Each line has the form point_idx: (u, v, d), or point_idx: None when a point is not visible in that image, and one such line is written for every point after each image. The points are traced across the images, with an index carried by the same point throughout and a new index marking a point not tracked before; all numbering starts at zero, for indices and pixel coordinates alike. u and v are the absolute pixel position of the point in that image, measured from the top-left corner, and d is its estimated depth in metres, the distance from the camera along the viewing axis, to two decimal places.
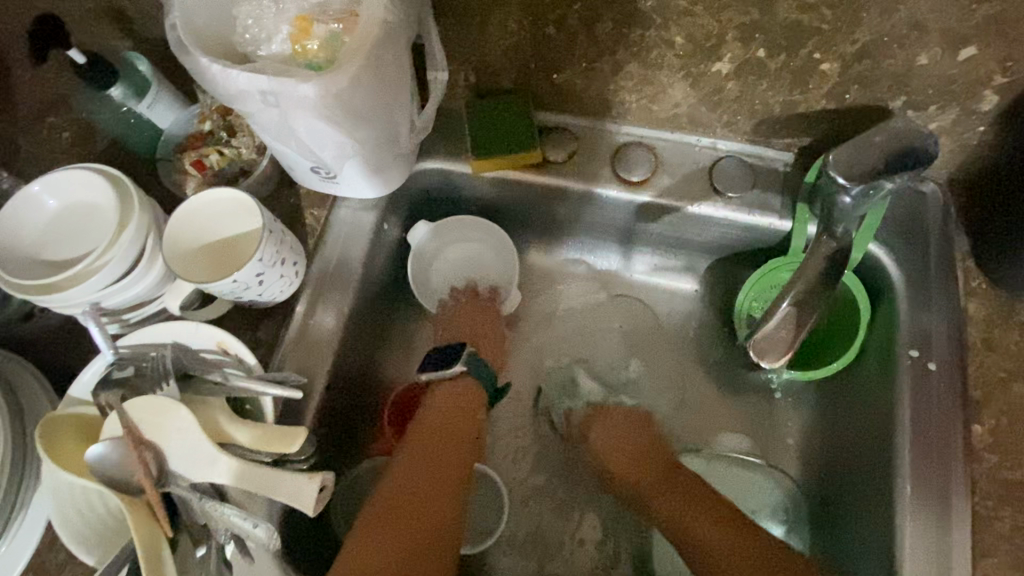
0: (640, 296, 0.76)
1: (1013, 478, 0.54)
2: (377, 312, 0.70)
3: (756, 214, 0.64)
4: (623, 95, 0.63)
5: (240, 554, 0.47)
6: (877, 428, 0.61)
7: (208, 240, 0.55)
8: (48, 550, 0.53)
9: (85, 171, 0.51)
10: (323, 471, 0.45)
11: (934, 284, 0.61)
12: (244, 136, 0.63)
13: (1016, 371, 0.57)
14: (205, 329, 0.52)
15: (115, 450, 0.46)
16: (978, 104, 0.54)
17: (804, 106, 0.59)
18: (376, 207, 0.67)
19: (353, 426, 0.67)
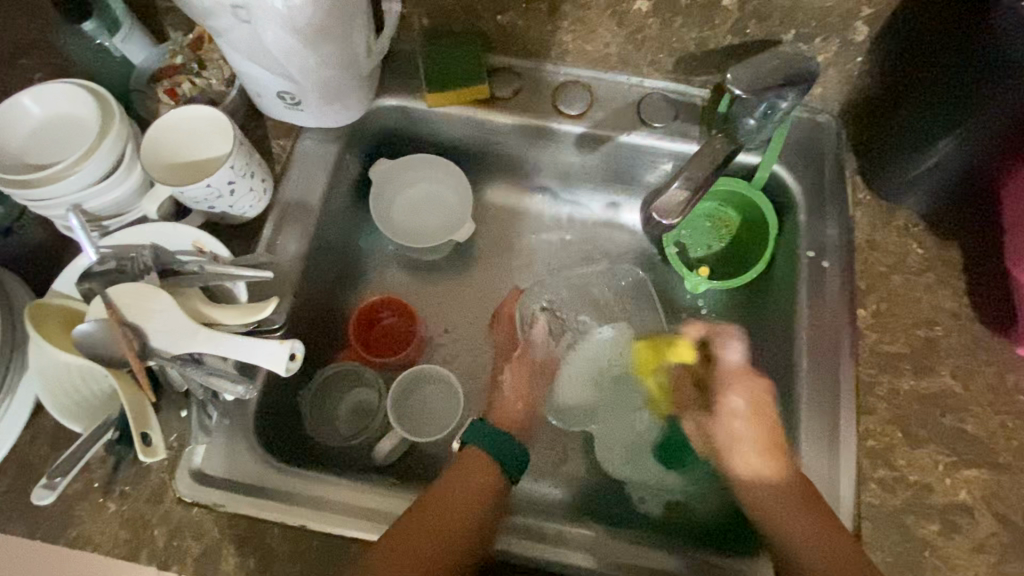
0: (585, 227, 0.84)
1: (890, 350, 0.64)
2: (342, 238, 0.76)
3: (678, 141, 0.73)
4: (560, 35, 0.71)
5: (218, 410, 0.60)
6: (785, 322, 0.70)
7: (183, 154, 0.61)
8: (35, 437, 0.58)
9: (73, 88, 0.58)
10: (293, 339, 0.52)
11: (827, 197, 0.71)
12: (214, 69, 0.69)
13: (894, 265, 0.67)
14: (183, 229, 0.58)
15: (100, 330, 0.51)
16: (853, 35, 0.65)
17: (714, 42, 0.68)
18: (337, 138, 0.72)
19: (323, 337, 0.73)
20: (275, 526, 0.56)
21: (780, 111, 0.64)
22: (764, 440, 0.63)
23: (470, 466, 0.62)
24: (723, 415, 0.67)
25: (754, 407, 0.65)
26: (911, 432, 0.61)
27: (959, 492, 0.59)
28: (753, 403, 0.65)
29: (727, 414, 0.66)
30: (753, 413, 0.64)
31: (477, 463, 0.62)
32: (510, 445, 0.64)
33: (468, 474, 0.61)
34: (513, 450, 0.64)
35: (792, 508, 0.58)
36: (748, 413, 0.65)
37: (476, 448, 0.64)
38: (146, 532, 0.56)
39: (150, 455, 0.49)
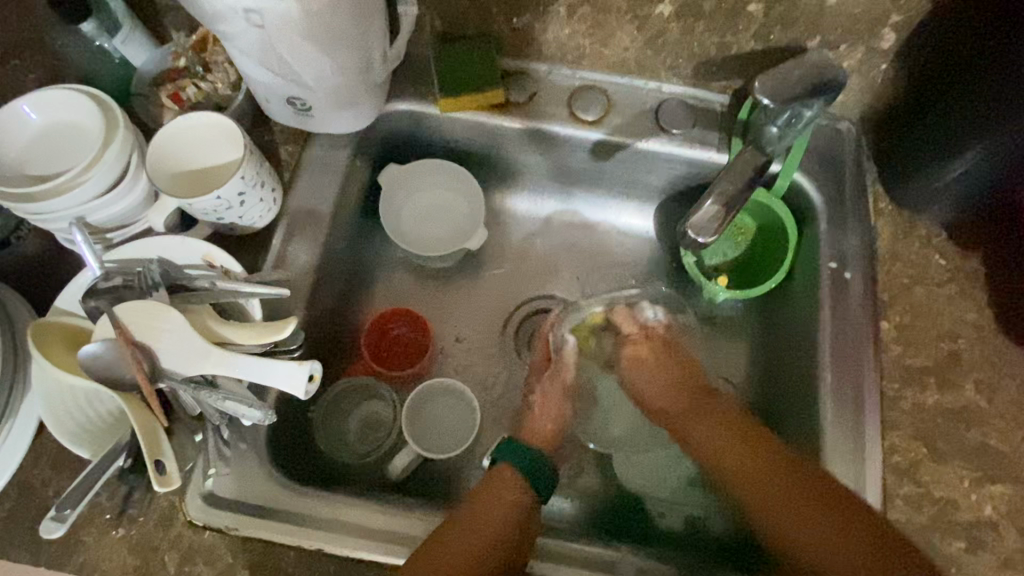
0: (598, 234, 0.83)
1: (913, 363, 0.63)
2: (352, 247, 0.74)
3: (697, 148, 0.71)
4: (577, 39, 0.69)
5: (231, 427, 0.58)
6: (805, 333, 0.69)
7: (190, 164, 0.58)
8: (36, 460, 0.55)
9: (73, 94, 0.55)
10: (311, 360, 0.50)
11: (849, 206, 0.70)
12: (220, 72, 0.67)
13: (916, 276, 0.66)
14: (192, 244, 0.56)
15: (108, 350, 0.49)
16: (880, 42, 0.64)
17: (737, 47, 0.67)
18: (348, 144, 0.70)
19: (333, 349, 0.72)
20: (290, 551, 0.55)
21: (804, 120, 0.62)
22: (677, 407, 0.72)
23: (502, 480, 0.64)
24: (648, 382, 0.74)
25: (670, 381, 0.73)
26: (936, 447, 0.60)
27: (984, 509, 0.58)
28: (659, 371, 0.74)
29: (649, 381, 0.74)
30: (668, 382, 0.73)
31: (504, 482, 0.64)
32: (539, 461, 0.65)
33: (501, 489, 0.63)
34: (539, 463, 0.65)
35: (783, 492, 0.60)
36: (664, 379, 0.74)
37: (505, 465, 0.65)
38: (156, 558, 0.54)
39: (163, 484, 0.47)
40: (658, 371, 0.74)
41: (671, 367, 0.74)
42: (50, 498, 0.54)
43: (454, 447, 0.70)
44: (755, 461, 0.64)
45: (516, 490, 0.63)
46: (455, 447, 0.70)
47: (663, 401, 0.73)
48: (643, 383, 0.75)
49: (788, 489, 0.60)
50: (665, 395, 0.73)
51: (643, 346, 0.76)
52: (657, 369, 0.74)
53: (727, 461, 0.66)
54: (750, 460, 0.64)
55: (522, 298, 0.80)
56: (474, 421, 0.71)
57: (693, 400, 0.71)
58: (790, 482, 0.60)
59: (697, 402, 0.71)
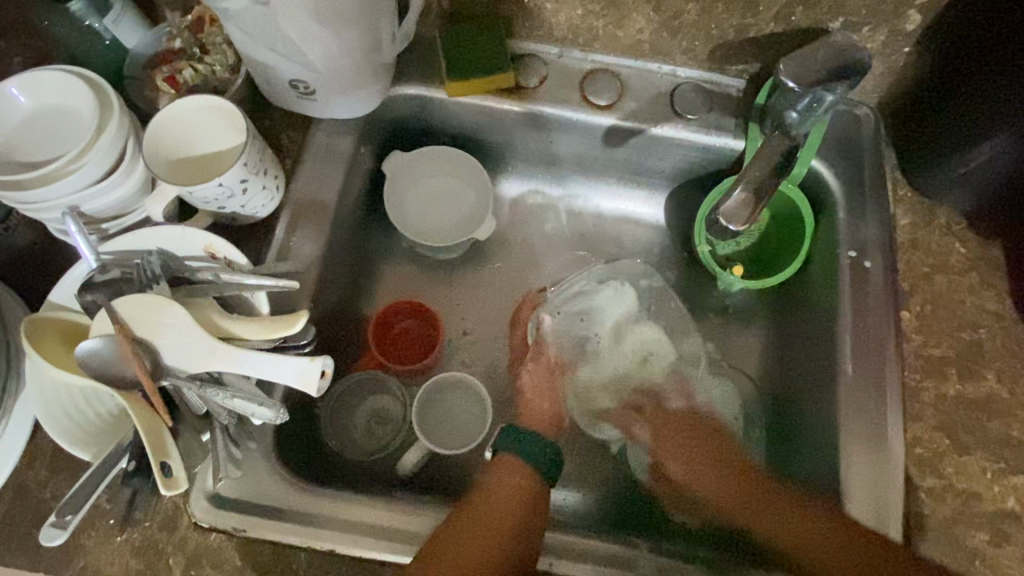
0: (608, 224, 0.81)
1: (935, 353, 0.62)
2: (357, 237, 0.71)
3: (713, 134, 0.69)
4: (591, 21, 0.67)
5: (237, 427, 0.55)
6: (823, 324, 0.68)
7: (189, 150, 0.56)
8: (32, 462, 0.53)
9: (65, 76, 0.52)
10: (323, 355, 0.48)
11: (868, 194, 0.68)
12: (217, 54, 0.64)
13: (936, 265, 0.65)
14: (191, 233, 0.52)
15: (108, 347, 0.46)
16: (904, 24, 0.62)
17: (756, 30, 0.65)
18: (352, 130, 0.67)
19: (339, 342, 0.70)
20: (302, 551, 0.53)
21: (825, 104, 0.60)
22: (729, 491, 0.65)
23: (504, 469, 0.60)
24: (684, 473, 0.69)
25: (691, 458, 0.69)
26: (959, 438, 0.59)
27: (1007, 500, 0.57)
28: (697, 459, 0.68)
29: (703, 478, 0.67)
30: (712, 459, 0.68)
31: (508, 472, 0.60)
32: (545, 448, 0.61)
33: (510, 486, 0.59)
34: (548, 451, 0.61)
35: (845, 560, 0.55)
36: (715, 468, 0.67)
37: (512, 455, 0.60)
38: (161, 561, 0.51)
39: (171, 488, 0.45)
40: (704, 452, 0.69)
41: (689, 428, 0.71)
42: (48, 501, 0.52)
43: (464, 443, 0.68)
44: (762, 499, 0.63)
45: (526, 480, 0.59)
46: (467, 443, 0.68)
47: (711, 483, 0.67)
48: (698, 485, 0.67)
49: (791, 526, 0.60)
50: (720, 488, 0.66)
51: (685, 436, 0.70)
52: (712, 472, 0.67)
53: (767, 525, 0.62)
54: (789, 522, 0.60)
55: (531, 290, 0.78)
56: (485, 415, 0.69)
57: (718, 478, 0.66)
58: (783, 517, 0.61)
59: (756, 498, 0.64)
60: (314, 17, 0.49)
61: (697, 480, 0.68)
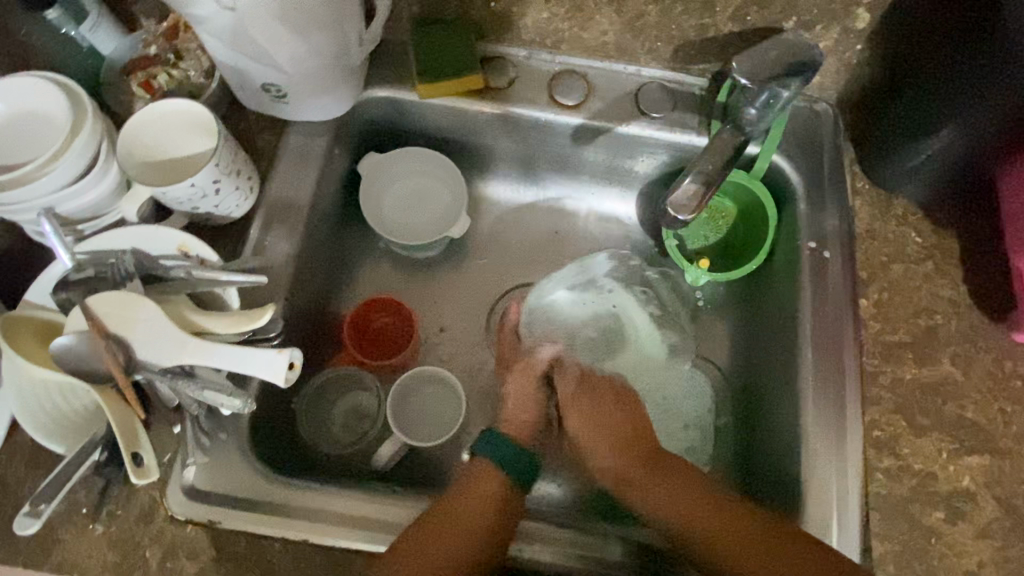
0: (580, 220, 0.82)
1: (892, 339, 0.64)
2: (333, 236, 0.73)
3: (678, 132, 0.71)
4: (557, 23, 0.71)
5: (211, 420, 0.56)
6: (786, 314, 0.70)
7: (163, 154, 0.57)
8: (9, 459, 0.54)
9: (41, 83, 0.53)
10: (291, 347, 0.49)
11: (828, 187, 0.70)
12: (192, 60, 0.66)
13: (893, 255, 0.67)
14: (166, 233, 0.55)
15: (80, 343, 0.47)
16: (853, 22, 0.67)
17: (715, 30, 0.68)
18: (326, 131, 0.68)
19: (316, 340, 0.71)
20: (276, 541, 0.54)
21: (781, 101, 0.62)
22: (622, 439, 0.64)
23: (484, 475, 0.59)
24: (586, 442, 0.66)
25: (615, 435, 0.65)
26: (915, 420, 0.61)
27: (962, 479, 0.59)
28: (600, 420, 0.66)
29: (598, 443, 0.65)
30: (614, 442, 0.64)
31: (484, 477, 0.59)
32: (520, 454, 0.61)
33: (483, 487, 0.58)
34: (517, 455, 0.60)
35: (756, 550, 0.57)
36: (606, 437, 0.65)
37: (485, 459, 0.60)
38: (137, 553, 0.53)
39: (141, 478, 0.46)
40: (590, 409, 0.66)
41: (602, 398, 0.67)
42: (25, 495, 0.53)
43: (441, 435, 0.70)
44: (669, 479, 0.63)
45: (494, 486, 0.58)
46: (444, 432, 0.70)
47: (587, 433, 0.65)
48: (589, 446, 0.66)
49: (700, 513, 0.60)
50: (601, 438, 0.65)
51: (613, 395, 0.67)
52: (604, 418, 0.66)
53: (695, 524, 0.60)
54: (724, 522, 0.59)
55: (506, 286, 0.80)
56: (459, 409, 0.71)
57: (595, 432, 0.65)
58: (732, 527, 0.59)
59: (651, 463, 0.64)
60: (283, 21, 0.51)
61: (589, 431, 0.66)
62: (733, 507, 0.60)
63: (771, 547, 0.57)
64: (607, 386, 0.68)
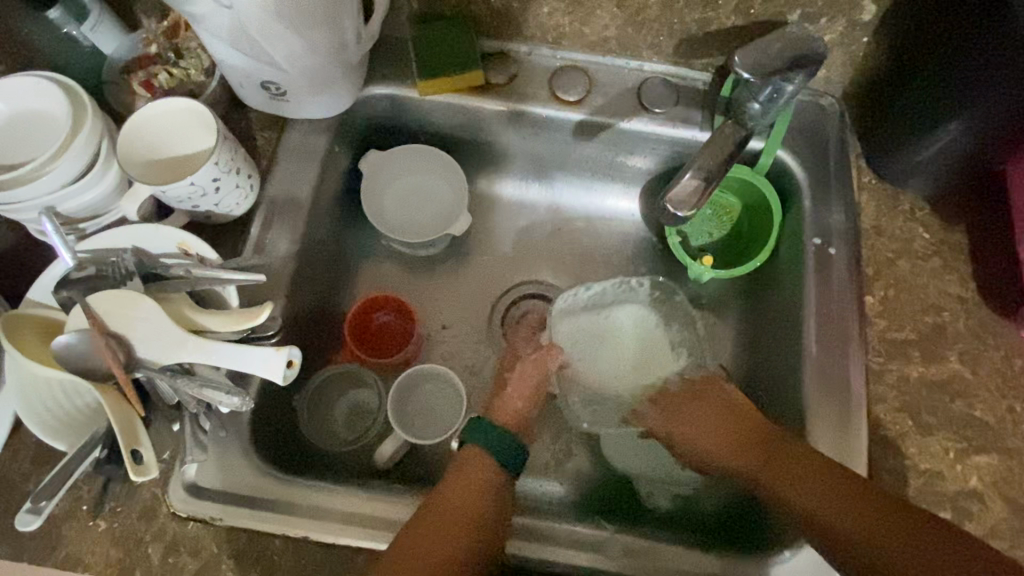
0: (583, 218, 0.82)
1: (899, 337, 0.63)
2: (334, 235, 0.73)
3: (680, 127, 0.70)
4: (556, 18, 0.68)
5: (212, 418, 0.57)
6: (790, 311, 0.69)
7: (163, 152, 0.58)
8: (12, 457, 0.55)
9: (41, 82, 0.54)
10: (289, 345, 0.49)
11: (832, 182, 0.69)
12: (192, 59, 0.66)
13: (900, 251, 0.66)
14: (165, 231, 0.54)
15: (81, 341, 0.48)
16: (860, 14, 0.64)
17: (717, 23, 0.66)
18: (325, 129, 0.68)
19: (317, 337, 0.71)
20: (277, 539, 0.54)
21: (786, 95, 0.61)
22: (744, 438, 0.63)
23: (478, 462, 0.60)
24: (713, 437, 0.65)
25: (715, 416, 0.65)
26: (921, 419, 0.60)
27: (970, 479, 0.58)
28: (687, 420, 0.68)
29: (699, 428, 0.66)
30: (715, 416, 0.66)
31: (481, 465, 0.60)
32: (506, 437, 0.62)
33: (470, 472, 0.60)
34: (503, 440, 0.61)
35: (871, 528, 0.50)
36: (716, 429, 0.65)
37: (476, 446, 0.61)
38: (139, 550, 0.53)
39: (140, 475, 0.46)
40: (699, 413, 0.67)
41: (716, 409, 0.66)
42: (28, 491, 0.54)
43: (442, 433, 0.70)
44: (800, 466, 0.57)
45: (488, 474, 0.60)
46: (446, 430, 0.70)
47: (705, 430, 0.66)
48: (694, 437, 0.67)
49: (839, 499, 0.53)
50: (727, 445, 0.64)
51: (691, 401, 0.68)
52: (699, 422, 0.67)
53: (800, 496, 0.55)
54: (829, 494, 0.53)
55: (508, 283, 0.80)
56: (461, 408, 0.71)
57: (722, 429, 0.65)
58: (832, 497, 0.53)
59: (774, 453, 0.59)
60: (282, 20, 0.52)
61: (688, 431, 0.67)
62: (848, 483, 0.53)
63: (860, 504, 0.52)
64: (717, 395, 0.67)
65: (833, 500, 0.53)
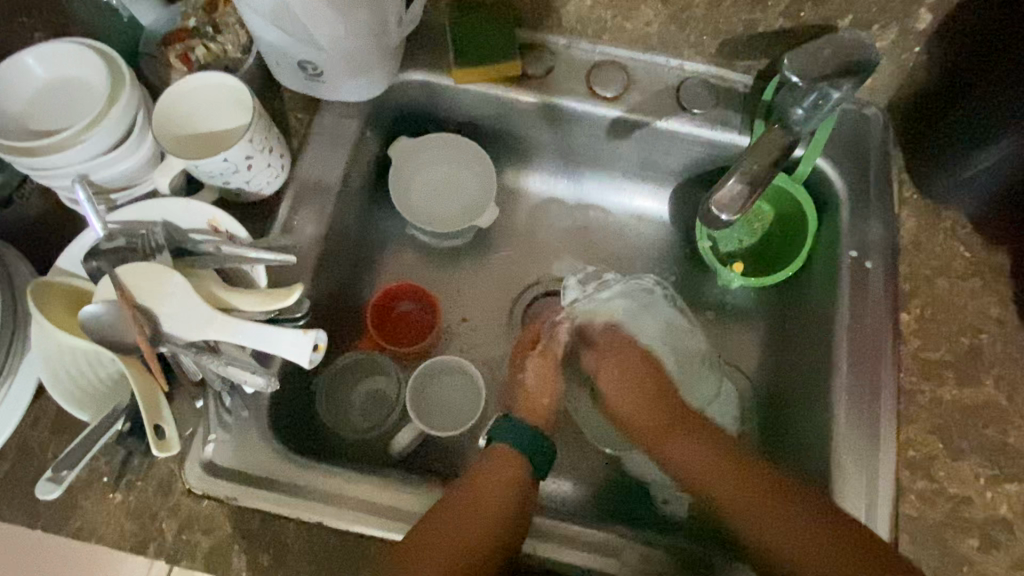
0: (612, 217, 0.81)
1: (933, 357, 0.61)
2: (361, 220, 0.72)
3: (718, 130, 0.68)
4: (600, 12, 0.67)
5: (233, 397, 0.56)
6: (822, 325, 0.67)
7: (196, 128, 0.57)
8: (32, 424, 0.55)
9: (82, 50, 0.54)
10: (316, 328, 0.49)
11: (872, 194, 0.67)
12: (229, 34, 0.66)
13: (939, 269, 0.64)
14: (196, 207, 0.54)
15: (108, 312, 0.48)
16: (914, 23, 0.62)
17: (765, 25, 0.64)
18: (359, 113, 0.68)
19: (339, 321, 0.71)
20: (290, 523, 0.54)
21: (831, 102, 0.59)
22: (659, 425, 0.66)
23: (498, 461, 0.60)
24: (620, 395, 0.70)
25: (641, 393, 0.69)
26: (952, 443, 0.58)
27: (999, 507, 0.56)
28: (632, 389, 0.69)
29: (631, 406, 0.69)
30: (648, 399, 0.68)
31: (501, 462, 0.60)
32: (535, 437, 0.62)
33: (500, 468, 0.60)
34: (535, 443, 0.62)
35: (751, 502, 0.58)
36: (640, 396, 0.69)
37: (502, 445, 0.62)
38: (154, 525, 0.53)
39: (163, 450, 0.47)
40: (636, 389, 0.69)
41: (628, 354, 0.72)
42: (48, 461, 0.54)
43: (459, 424, 0.69)
44: (695, 443, 0.64)
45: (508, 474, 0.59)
46: (464, 422, 0.69)
47: (641, 418, 0.68)
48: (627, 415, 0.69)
49: (724, 475, 0.60)
50: (665, 430, 0.66)
51: (617, 356, 0.72)
52: (654, 411, 0.68)
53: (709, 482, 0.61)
54: (737, 484, 0.59)
55: (531, 278, 0.79)
56: (479, 402, 0.70)
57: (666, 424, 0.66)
58: (751, 494, 0.58)
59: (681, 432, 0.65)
60: None
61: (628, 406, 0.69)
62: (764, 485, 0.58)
63: (769, 502, 0.57)
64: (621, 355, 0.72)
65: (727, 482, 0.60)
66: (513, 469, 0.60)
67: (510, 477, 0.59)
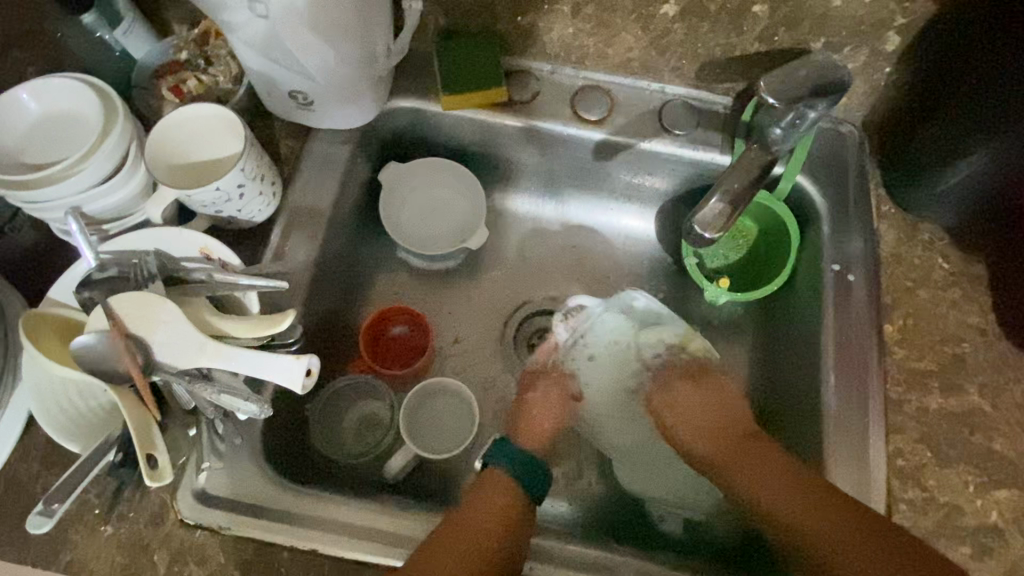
0: (602, 236, 0.82)
1: (918, 366, 0.62)
2: (353, 244, 0.73)
3: (699, 150, 0.70)
4: (583, 39, 0.70)
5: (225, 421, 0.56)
6: (808, 336, 0.68)
7: (187, 158, 0.58)
8: (21, 456, 0.54)
9: (77, 84, 0.55)
10: (309, 353, 0.49)
11: (852, 209, 0.69)
12: (221, 65, 0.67)
13: (919, 280, 0.65)
14: (188, 235, 0.55)
15: (100, 341, 0.47)
16: (883, 44, 0.65)
17: (741, 49, 0.67)
18: (350, 140, 0.69)
19: (333, 344, 0.72)
20: (284, 551, 0.53)
21: (807, 121, 0.61)
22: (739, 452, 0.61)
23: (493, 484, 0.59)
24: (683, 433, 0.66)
25: (707, 424, 0.65)
26: (940, 451, 0.59)
27: (989, 515, 0.57)
28: (692, 415, 0.66)
29: (688, 423, 0.66)
30: (710, 427, 0.64)
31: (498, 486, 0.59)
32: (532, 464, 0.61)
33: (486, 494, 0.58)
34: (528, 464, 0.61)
35: (821, 522, 0.52)
36: (697, 421, 0.65)
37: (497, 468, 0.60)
38: (145, 556, 0.52)
39: (156, 480, 0.46)
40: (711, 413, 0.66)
41: (702, 411, 0.66)
42: (38, 494, 0.53)
43: (456, 444, 0.69)
44: (751, 460, 0.59)
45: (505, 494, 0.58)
46: (461, 441, 0.69)
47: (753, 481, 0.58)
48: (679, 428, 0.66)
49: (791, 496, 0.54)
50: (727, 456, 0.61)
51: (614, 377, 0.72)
52: (696, 412, 0.66)
53: (785, 514, 0.54)
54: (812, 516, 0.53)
55: (521, 298, 0.79)
56: (473, 418, 0.70)
57: (783, 487, 0.55)
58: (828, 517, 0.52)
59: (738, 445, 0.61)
60: (313, 30, 0.52)
61: (684, 423, 0.66)
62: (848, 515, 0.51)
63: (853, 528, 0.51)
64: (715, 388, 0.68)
65: (827, 528, 0.52)
66: (502, 510, 0.57)
67: (494, 516, 0.56)
